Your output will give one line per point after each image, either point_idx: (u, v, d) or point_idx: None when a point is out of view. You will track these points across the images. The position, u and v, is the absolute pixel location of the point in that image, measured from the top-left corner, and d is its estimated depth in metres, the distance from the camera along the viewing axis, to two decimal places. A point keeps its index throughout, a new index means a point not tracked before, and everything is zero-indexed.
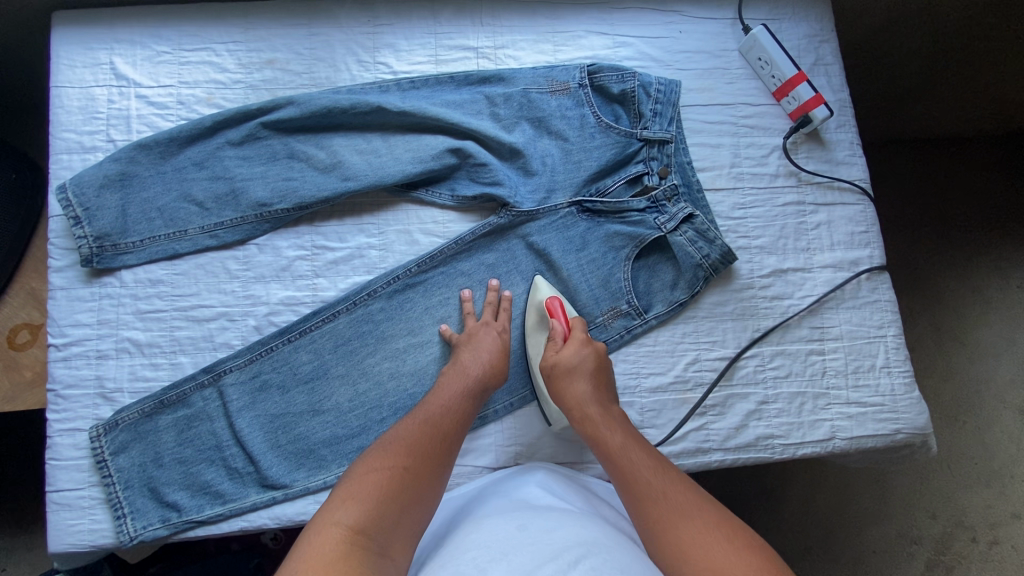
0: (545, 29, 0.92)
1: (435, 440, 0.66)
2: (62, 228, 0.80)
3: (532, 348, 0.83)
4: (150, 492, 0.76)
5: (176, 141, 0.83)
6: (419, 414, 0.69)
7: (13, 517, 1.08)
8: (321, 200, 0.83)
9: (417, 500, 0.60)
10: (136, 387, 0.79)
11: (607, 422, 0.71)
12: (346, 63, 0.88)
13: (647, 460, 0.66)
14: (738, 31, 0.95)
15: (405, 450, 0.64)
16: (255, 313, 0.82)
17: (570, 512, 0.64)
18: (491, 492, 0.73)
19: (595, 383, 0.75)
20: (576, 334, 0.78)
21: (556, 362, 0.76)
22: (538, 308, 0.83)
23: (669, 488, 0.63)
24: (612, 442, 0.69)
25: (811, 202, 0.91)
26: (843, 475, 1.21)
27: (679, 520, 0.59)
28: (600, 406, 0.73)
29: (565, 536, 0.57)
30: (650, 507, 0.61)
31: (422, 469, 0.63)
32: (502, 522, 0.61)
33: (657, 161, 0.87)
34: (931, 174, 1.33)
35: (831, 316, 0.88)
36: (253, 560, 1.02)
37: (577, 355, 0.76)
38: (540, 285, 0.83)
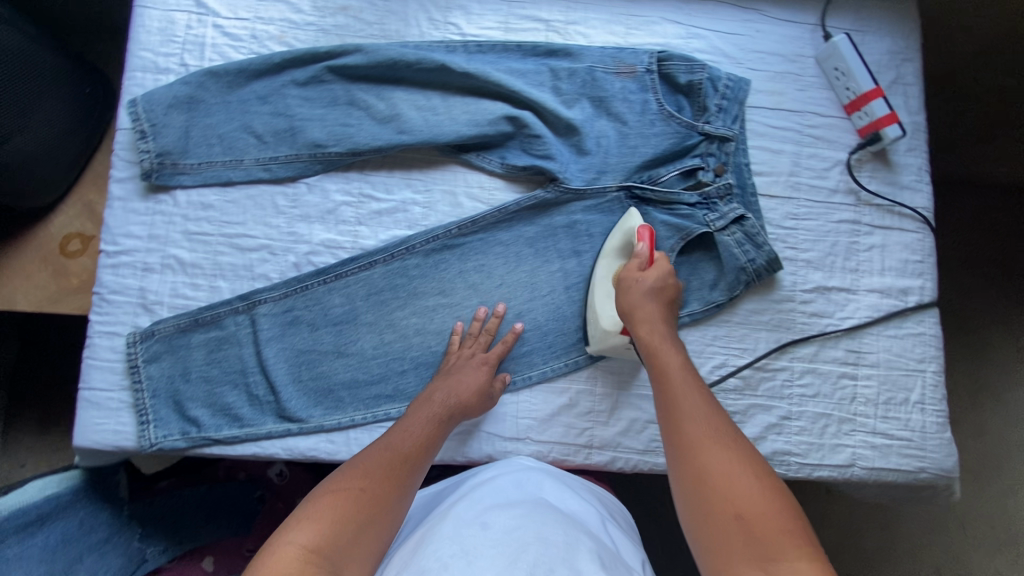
0: (619, 11, 0.91)
1: (396, 463, 0.66)
2: (127, 141, 0.83)
3: (601, 270, 0.82)
4: (175, 404, 0.79)
5: (245, 73, 0.84)
6: (385, 439, 0.69)
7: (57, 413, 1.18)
8: (375, 149, 0.84)
9: (376, 522, 0.59)
10: (175, 303, 0.81)
11: (675, 359, 0.69)
12: (417, 19, 0.89)
13: (699, 395, 0.65)
14: (818, 38, 0.92)
15: (362, 474, 0.63)
16: (296, 250, 0.84)
17: (541, 505, 0.66)
18: (470, 479, 0.75)
19: (664, 312, 0.74)
20: (660, 263, 0.77)
21: (636, 279, 0.76)
22: (627, 233, 0.81)
23: (721, 428, 0.61)
24: (673, 370, 0.68)
25: (868, 223, 0.88)
26: (847, 516, 1.17)
27: (719, 454, 0.59)
28: (667, 342, 0.71)
29: (531, 533, 0.58)
30: (693, 440, 0.60)
31: (382, 492, 0.62)
32: (470, 515, 0.63)
33: (715, 158, 0.86)
34: (999, 223, 1.25)
35: (871, 343, 0.85)
36: (257, 492, 1.07)
37: (657, 280, 0.76)
38: (630, 220, 0.81)
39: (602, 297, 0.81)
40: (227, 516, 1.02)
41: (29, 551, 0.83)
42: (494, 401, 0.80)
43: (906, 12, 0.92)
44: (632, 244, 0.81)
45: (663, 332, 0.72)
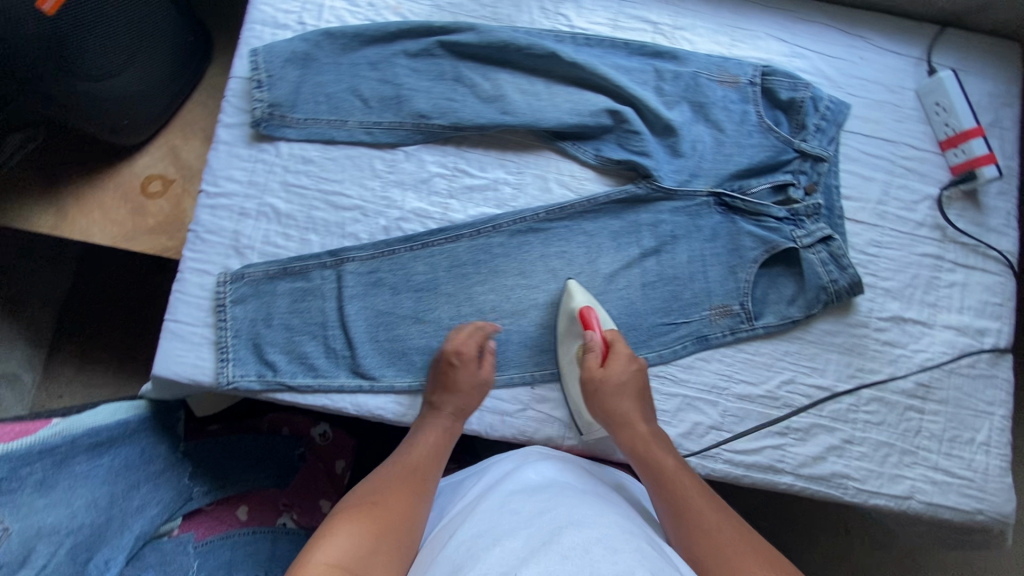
0: (727, 22, 0.92)
1: (409, 481, 0.70)
2: (240, 89, 0.86)
3: (562, 353, 0.83)
4: (255, 347, 0.81)
5: (360, 38, 0.87)
6: (394, 462, 0.74)
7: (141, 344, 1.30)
8: (477, 126, 0.85)
9: (395, 538, 0.63)
10: (266, 250, 0.83)
11: (669, 462, 0.72)
12: (530, 6, 0.91)
13: (702, 496, 0.68)
14: (920, 72, 0.92)
15: (377, 493, 0.68)
16: (387, 214, 0.86)
17: (576, 494, 0.65)
18: (495, 473, 0.74)
19: (646, 407, 0.77)
20: (618, 351, 0.79)
21: (604, 375, 0.77)
22: (570, 316, 0.83)
23: (732, 534, 0.64)
24: (672, 473, 0.71)
25: (951, 260, 0.88)
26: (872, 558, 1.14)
27: (742, 559, 0.62)
28: (658, 442, 0.74)
29: (563, 519, 0.57)
30: (709, 548, 0.63)
31: (397, 510, 0.66)
32: (500, 510, 0.63)
33: (807, 176, 0.86)
34: None
35: (941, 378, 0.85)
36: (298, 449, 1.11)
37: (621, 372, 0.77)
38: (573, 299, 0.83)
39: (571, 382, 0.82)
40: (271, 466, 1.06)
41: (95, 470, 0.83)
42: (490, 385, 0.82)
43: (1009, 58, 0.93)
44: (578, 327, 0.82)
45: (650, 429, 0.75)
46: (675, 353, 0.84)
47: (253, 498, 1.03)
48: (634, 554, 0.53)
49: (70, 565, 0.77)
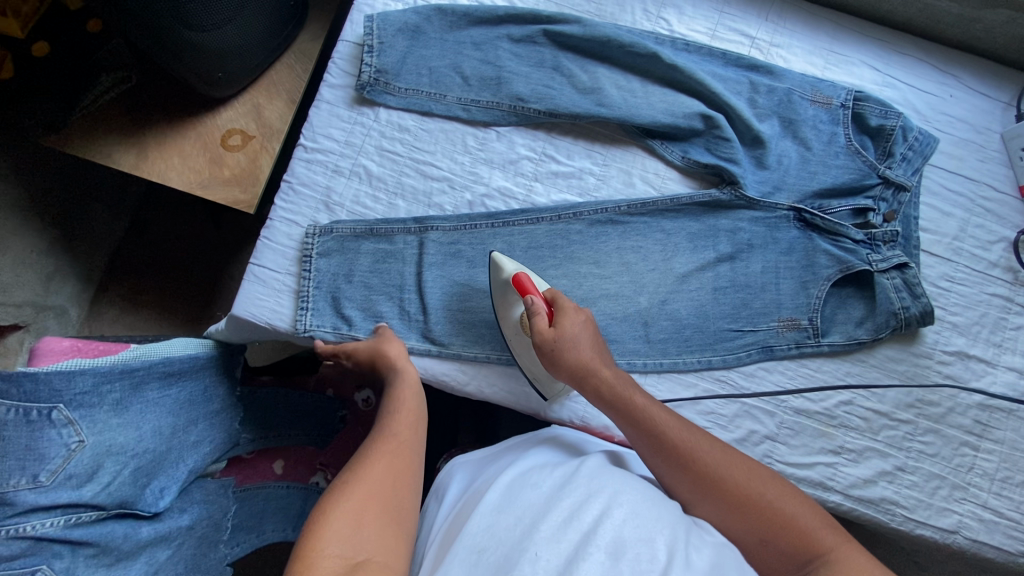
0: (823, 45, 0.94)
1: (398, 458, 0.66)
2: (349, 53, 0.90)
3: (506, 327, 0.82)
4: (332, 300, 0.83)
5: (468, 18, 0.90)
6: (375, 438, 0.68)
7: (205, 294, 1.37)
8: (572, 115, 0.87)
9: (387, 510, 0.61)
10: (354, 209, 0.86)
11: (638, 400, 0.71)
12: (633, 7, 0.93)
13: (676, 425, 0.69)
14: (1008, 116, 0.93)
15: (371, 473, 0.63)
16: (473, 190, 0.88)
17: (596, 463, 0.69)
18: (503, 453, 0.77)
19: (599, 352, 0.76)
20: (563, 309, 0.77)
21: (560, 336, 0.74)
22: (506, 284, 0.81)
23: (714, 450, 0.67)
24: (645, 413, 0.69)
25: (1020, 304, 0.88)
26: None
27: (733, 479, 0.64)
28: (624, 387, 0.72)
29: (585, 489, 0.61)
30: (699, 472, 0.65)
31: (393, 489, 0.63)
32: (521, 481, 0.66)
33: (887, 203, 0.87)
34: None
35: (1000, 419, 0.85)
36: (341, 412, 1.15)
37: (572, 327, 0.75)
38: (503, 269, 0.81)
39: (523, 350, 0.81)
40: (310, 425, 1.10)
41: (164, 399, 0.85)
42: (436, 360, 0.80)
43: None
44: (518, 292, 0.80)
45: (613, 374, 0.74)
46: (738, 359, 0.85)
47: (286, 454, 1.08)
48: (657, 521, 0.58)
49: (130, 487, 0.78)
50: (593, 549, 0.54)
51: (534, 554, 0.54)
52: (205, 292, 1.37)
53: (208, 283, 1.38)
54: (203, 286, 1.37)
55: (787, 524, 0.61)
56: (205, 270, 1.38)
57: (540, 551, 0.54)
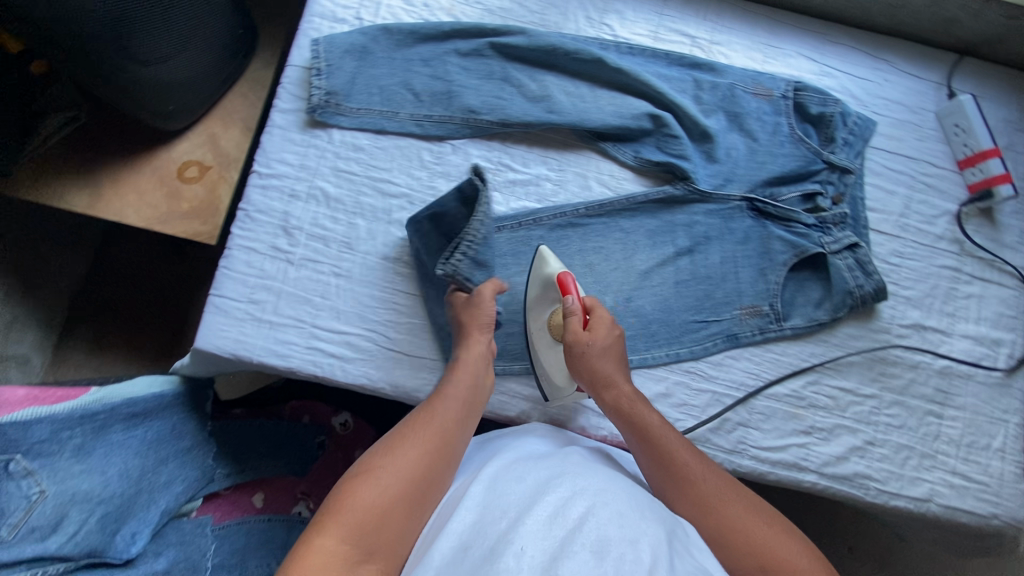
0: (761, 40, 0.97)
1: (437, 443, 0.66)
2: (297, 77, 0.90)
3: (535, 319, 0.82)
4: (299, 325, 0.83)
5: (415, 35, 0.91)
6: (420, 415, 0.69)
7: (174, 326, 1.34)
8: (523, 123, 0.89)
9: (403, 502, 0.60)
10: (314, 231, 0.85)
11: (653, 418, 0.73)
12: (576, 15, 0.95)
13: (686, 450, 0.70)
14: (940, 95, 0.97)
15: (407, 451, 0.64)
16: (433, 204, 0.88)
17: (578, 462, 0.69)
18: (491, 443, 0.77)
19: (622, 367, 0.77)
20: (599, 317, 0.77)
21: (592, 342, 0.75)
22: (544, 281, 0.81)
23: (720, 484, 0.67)
24: (656, 430, 0.71)
25: (968, 273, 0.92)
26: None
27: (730, 508, 0.64)
28: (641, 403, 0.75)
29: (571, 487, 0.61)
30: (700, 499, 0.65)
31: (424, 474, 0.63)
32: (506, 475, 0.66)
33: (834, 187, 0.90)
34: None
35: (959, 385, 0.88)
36: (318, 437, 1.10)
37: (605, 337, 0.76)
38: (546, 266, 0.81)
39: (544, 348, 0.82)
40: (289, 455, 1.04)
41: (129, 442, 0.83)
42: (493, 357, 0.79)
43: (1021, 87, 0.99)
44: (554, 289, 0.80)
45: (634, 392, 0.76)
46: (705, 350, 0.87)
47: (267, 487, 1.01)
48: (639, 521, 0.58)
49: (98, 534, 0.76)
50: (578, 547, 0.53)
51: (520, 549, 0.53)
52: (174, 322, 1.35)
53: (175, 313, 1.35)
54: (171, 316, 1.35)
55: (781, 561, 0.60)
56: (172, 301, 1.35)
57: (527, 548, 0.53)
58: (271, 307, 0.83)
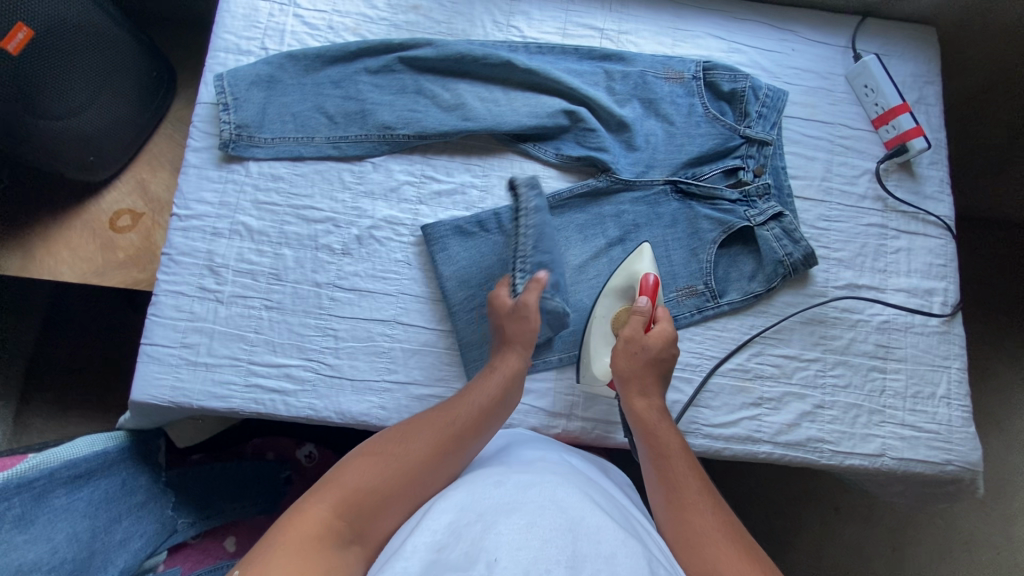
0: (668, 24, 0.98)
1: (449, 435, 0.67)
2: (207, 114, 0.89)
3: (601, 309, 0.84)
4: (235, 363, 0.82)
5: (321, 59, 0.90)
6: (444, 408, 0.71)
7: (119, 381, 1.24)
8: (440, 133, 0.89)
9: (398, 492, 0.60)
10: (240, 267, 0.84)
11: (674, 441, 0.72)
12: (482, 21, 0.96)
13: (698, 483, 0.67)
14: (848, 58, 0.99)
15: (417, 440, 0.65)
16: (359, 224, 0.87)
17: (555, 473, 0.65)
18: (485, 454, 0.73)
19: (657, 385, 0.78)
20: (664, 325, 0.80)
21: (656, 343, 0.78)
22: (627, 278, 0.84)
23: (720, 524, 0.62)
24: (671, 451, 0.71)
25: (894, 228, 0.94)
26: (857, 536, 1.20)
27: (717, 544, 0.59)
28: (664, 424, 0.74)
29: (548, 497, 0.56)
30: (693, 529, 0.61)
31: (429, 464, 0.63)
32: (484, 483, 0.61)
33: (754, 160, 0.92)
34: (1004, 255, 1.32)
35: (898, 338, 0.90)
36: (284, 473, 1.07)
37: (661, 348, 0.78)
38: (637, 262, 0.84)
39: (596, 334, 0.84)
40: (257, 493, 1.02)
41: (75, 504, 0.81)
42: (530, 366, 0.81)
43: (926, 41, 1.01)
44: (633, 289, 0.84)
45: (665, 418, 0.75)
46: None
47: (241, 530, 0.97)
48: (617, 539, 0.53)
49: None
50: (554, 562, 0.47)
51: (493, 558, 0.47)
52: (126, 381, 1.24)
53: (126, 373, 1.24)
54: (122, 376, 1.24)
55: None
56: (120, 359, 1.24)
57: (501, 555, 0.47)
58: (204, 349, 0.82)
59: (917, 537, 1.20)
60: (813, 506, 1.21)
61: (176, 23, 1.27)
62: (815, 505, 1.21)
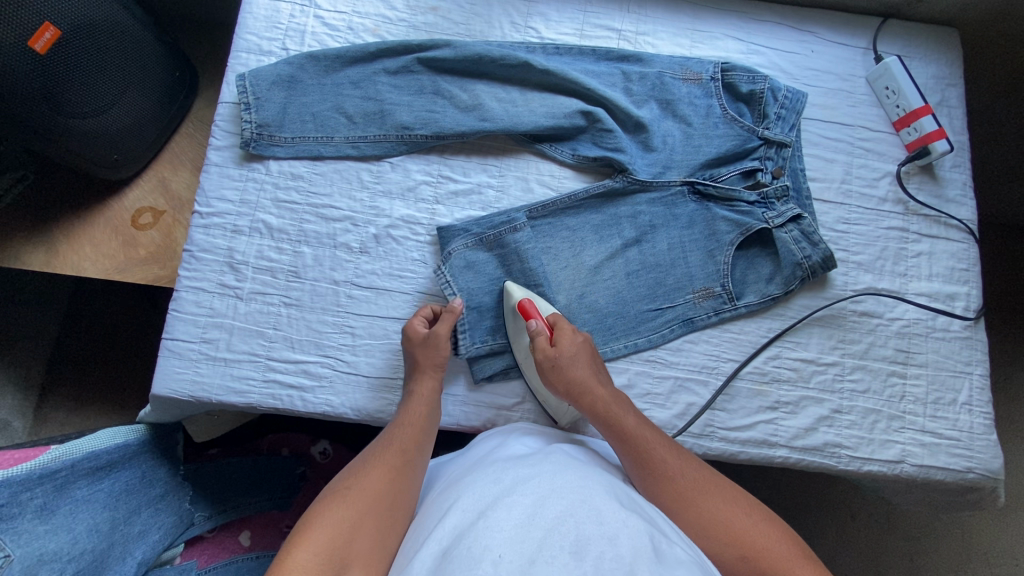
0: (686, 25, 0.98)
1: (398, 461, 0.67)
2: (229, 113, 0.90)
3: (517, 349, 0.84)
4: (254, 359, 0.83)
5: (341, 59, 0.91)
6: (383, 440, 0.70)
7: (137, 376, 1.26)
8: (458, 133, 0.89)
9: (372, 518, 0.59)
10: (260, 264, 0.86)
11: (630, 419, 0.72)
12: (501, 21, 0.96)
13: (666, 448, 0.69)
14: (868, 60, 0.98)
15: (367, 473, 0.65)
16: (377, 223, 0.88)
17: (556, 461, 0.66)
18: (479, 450, 0.74)
19: (596, 372, 0.77)
20: (562, 329, 0.80)
21: (562, 356, 0.76)
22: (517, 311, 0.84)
23: (698, 479, 0.67)
24: (632, 430, 0.71)
25: (915, 231, 0.92)
26: (873, 544, 1.18)
27: (709, 502, 0.64)
28: (618, 403, 0.74)
29: (547, 488, 0.58)
30: (678, 494, 0.65)
31: (386, 489, 0.63)
32: (482, 481, 0.63)
33: (773, 161, 0.91)
34: None
35: (919, 343, 0.88)
36: (299, 469, 1.09)
37: (570, 347, 0.78)
38: (512, 296, 0.84)
39: (532, 373, 0.83)
40: (272, 488, 1.04)
41: (96, 496, 0.80)
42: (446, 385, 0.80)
43: (950, 42, 0.99)
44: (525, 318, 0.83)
45: (610, 395, 0.75)
46: (663, 337, 0.87)
47: (255, 524, 0.99)
48: (618, 515, 0.55)
49: None
50: (557, 550, 0.49)
51: (495, 555, 0.49)
52: (144, 375, 1.26)
53: (145, 367, 1.26)
54: (140, 370, 1.26)
55: (760, 548, 0.60)
56: (138, 354, 1.27)
57: (502, 551, 0.49)
58: (224, 344, 0.83)
59: (935, 546, 1.18)
60: (829, 513, 1.20)
61: (198, 26, 1.30)
62: (831, 511, 1.20)
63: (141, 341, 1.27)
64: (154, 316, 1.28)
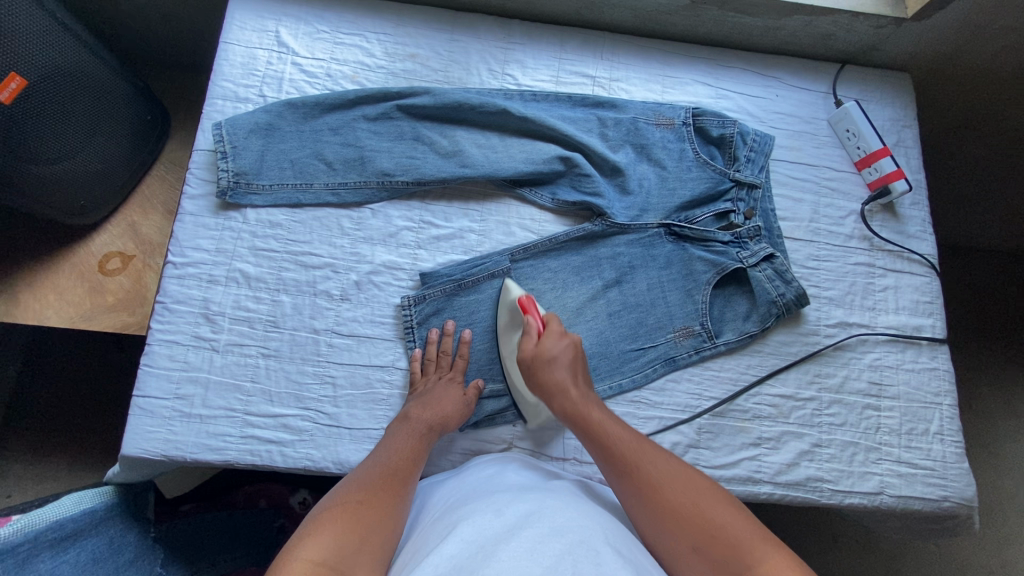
0: (657, 72, 1.02)
1: (392, 482, 0.66)
2: (205, 161, 0.90)
3: (505, 344, 0.85)
4: (230, 413, 0.80)
5: (320, 106, 0.91)
6: (377, 460, 0.69)
7: (100, 427, 1.20)
8: (438, 179, 0.90)
9: (372, 533, 0.59)
10: (237, 314, 0.84)
11: (595, 414, 0.73)
12: (478, 68, 0.98)
13: (633, 443, 0.69)
14: (829, 104, 1.03)
15: (359, 489, 0.63)
16: (358, 269, 0.87)
17: (557, 496, 0.64)
18: (476, 475, 0.74)
19: (576, 376, 0.77)
20: (551, 329, 0.79)
21: (539, 354, 0.77)
22: (511, 307, 0.84)
23: (662, 466, 0.65)
24: (597, 424, 0.71)
25: (881, 266, 0.96)
26: (854, 567, 1.19)
27: (667, 488, 0.63)
28: (585, 399, 0.75)
29: (549, 524, 0.56)
30: (640, 485, 0.64)
31: (378, 508, 0.62)
32: (481, 509, 0.61)
33: (744, 203, 0.95)
34: (990, 283, 1.35)
35: (890, 375, 0.91)
36: (276, 522, 1.03)
37: (554, 348, 0.77)
38: (510, 292, 0.84)
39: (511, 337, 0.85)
40: (247, 543, 0.98)
41: (60, 568, 0.77)
42: (469, 410, 0.81)
43: (903, 87, 1.05)
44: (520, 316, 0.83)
45: (582, 393, 0.75)
46: (646, 377, 0.88)
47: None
48: (617, 559, 0.53)
49: None
50: None
51: None
52: (110, 426, 1.20)
53: (112, 417, 1.20)
54: (108, 420, 1.20)
55: (718, 534, 0.58)
56: (104, 403, 1.20)
57: None
58: (199, 400, 0.80)
59: (915, 567, 1.20)
60: (813, 538, 1.21)
61: (179, 68, 1.30)
62: (812, 536, 1.21)
63: (107, 391, 1.21)
64: (120, 362, 1.22)
